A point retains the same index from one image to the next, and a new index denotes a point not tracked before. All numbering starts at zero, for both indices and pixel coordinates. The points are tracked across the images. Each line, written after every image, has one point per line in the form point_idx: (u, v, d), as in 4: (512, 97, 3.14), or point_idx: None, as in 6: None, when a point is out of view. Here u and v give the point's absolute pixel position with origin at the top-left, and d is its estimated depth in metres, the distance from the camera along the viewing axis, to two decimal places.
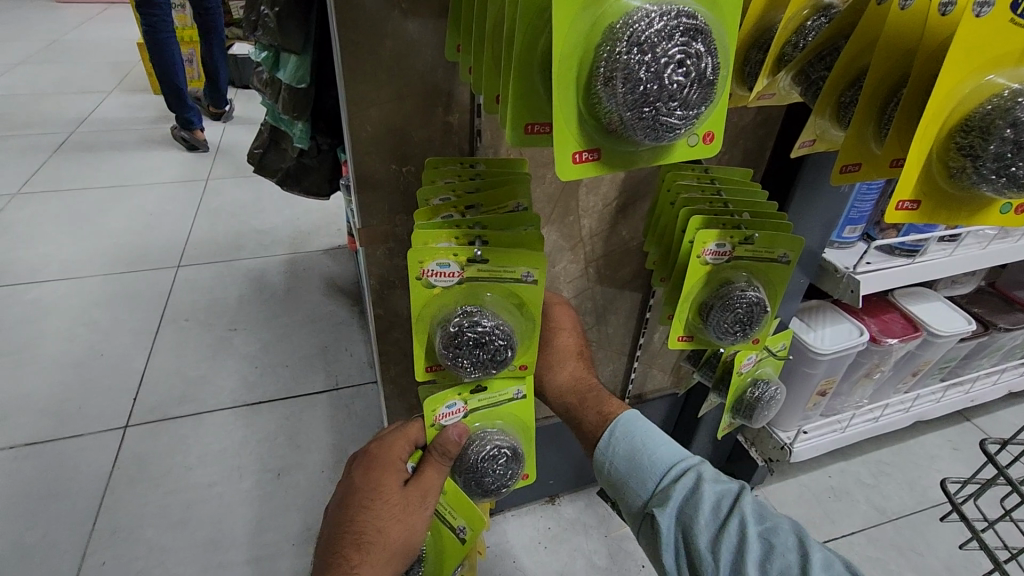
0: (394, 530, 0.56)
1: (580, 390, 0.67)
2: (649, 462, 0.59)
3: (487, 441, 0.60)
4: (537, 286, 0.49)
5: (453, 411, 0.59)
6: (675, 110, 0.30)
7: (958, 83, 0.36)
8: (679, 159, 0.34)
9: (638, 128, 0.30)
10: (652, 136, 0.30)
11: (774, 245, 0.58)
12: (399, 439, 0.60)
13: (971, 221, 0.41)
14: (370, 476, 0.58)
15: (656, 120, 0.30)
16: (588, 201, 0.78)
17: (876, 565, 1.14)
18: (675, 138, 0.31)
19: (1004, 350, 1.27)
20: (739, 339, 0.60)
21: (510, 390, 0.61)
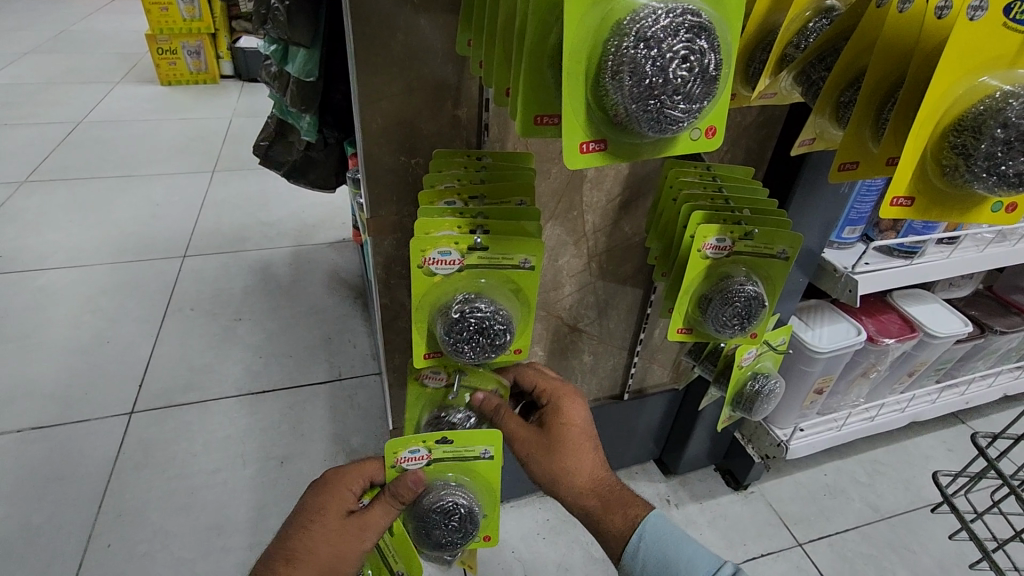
0: (325, 552, 0.58)
1: (601, 488, 0.63)
2: (684, 563, 0.60)
3: (443, 494, 0.58)
4: (533, 273, 0.50)
5: (416, 456, 0.58)
6: (678, 104, 0.32)
7: (952, 84, 0.37)
8: (682, 153, 0.35)
9: (643, 119, 0.31)
10: (656, 128, 0.32)
11: (773, 241, 0.59)
12: (354, 472, 0.61)
13: (964, 220, 0.42)
14: (320, 496, 0.60)
15: (660, 112, 0.31)
16: (592, 196, 0.80)
17: (868, 562, 1.16)
18: (678, 130, 0.33)
19: (1000, 353, 1.28)
20: (737, 332, 0.61)
21: (476, 447, 0.59)
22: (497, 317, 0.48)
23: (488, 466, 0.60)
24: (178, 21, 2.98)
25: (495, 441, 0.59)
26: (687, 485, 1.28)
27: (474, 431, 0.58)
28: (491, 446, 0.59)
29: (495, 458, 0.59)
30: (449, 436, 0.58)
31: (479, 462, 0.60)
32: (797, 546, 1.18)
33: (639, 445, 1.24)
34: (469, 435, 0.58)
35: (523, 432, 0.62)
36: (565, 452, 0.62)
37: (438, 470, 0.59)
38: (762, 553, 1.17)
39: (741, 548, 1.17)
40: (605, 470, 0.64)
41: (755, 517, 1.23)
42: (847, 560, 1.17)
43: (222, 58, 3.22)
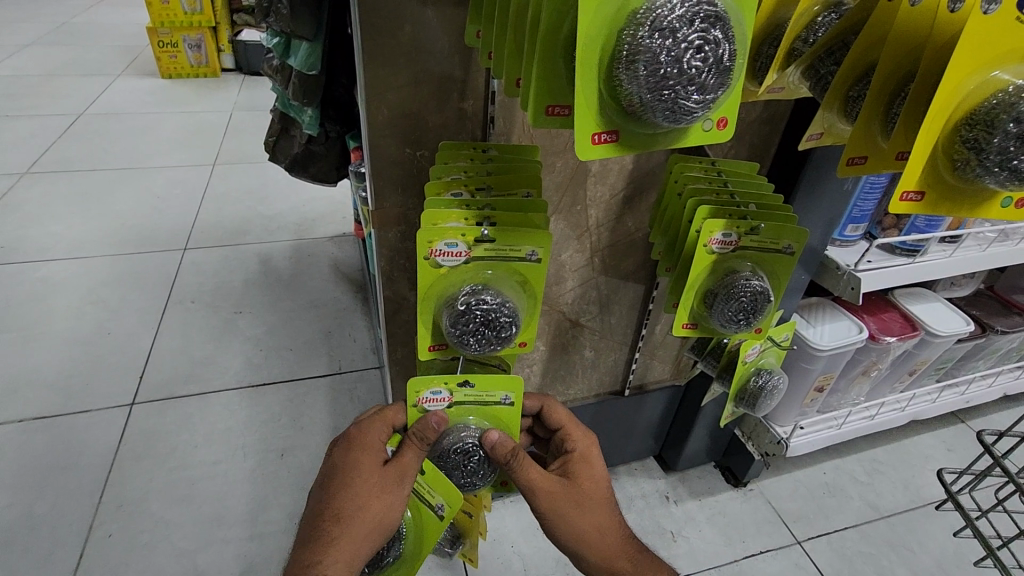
0: (373, 505, 0.57)
1: (619, 547, 0.63)
2: None
3: (463, 436, 0.58)
4: (540, 265, 0.50)
5: (437, 398, 0.58)
6: (693, 95, 0.31)
7: (964, 79, 0.37)
8: (694, 143, 0.35)
9: (657, 110, 0.31)
10: (670, 118, 0.32)
11: (779, 236, 0.59)
12: (377, 422, 0.61)
13: (973, 214, 0.42)
14: (351, 453, 0.60)
15: (674, 102, 0.31)
16: (596, 191, 0.80)
17: (868, 561, 1.17)
18: (692, 121, 0.32)
19: (1000, 353, 1.28)
20: (742, 328, 0.61)
21: (499, 392, 0.59)
22: (504, 308, 0.48)
23: (509, 412, 0.60)
24: (178, 14, 2.97)
25: (516, 388, 0.59)
26: (687, 482, 1.28)
27: (496, 376, 0.58)
28: (511, 392, 0.59)
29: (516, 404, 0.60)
30: (471, 382, 0.58)
31: (499, 409, 0.60)
32: (796, 543, 1.19)
33: (639, 441, 1.24)
34: (489, 382, 0.58)
35: (554, 484, 0.61)
36: (591, 505, 0.63)
37: (459, 414, 0.60)
38: (761, 550, 1.17)
39: (740, 545, 1.17)
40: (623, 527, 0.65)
41: (754, 514, 1.23)
42: (845, 557, 1.17)
43: (223, 51, 3.20)
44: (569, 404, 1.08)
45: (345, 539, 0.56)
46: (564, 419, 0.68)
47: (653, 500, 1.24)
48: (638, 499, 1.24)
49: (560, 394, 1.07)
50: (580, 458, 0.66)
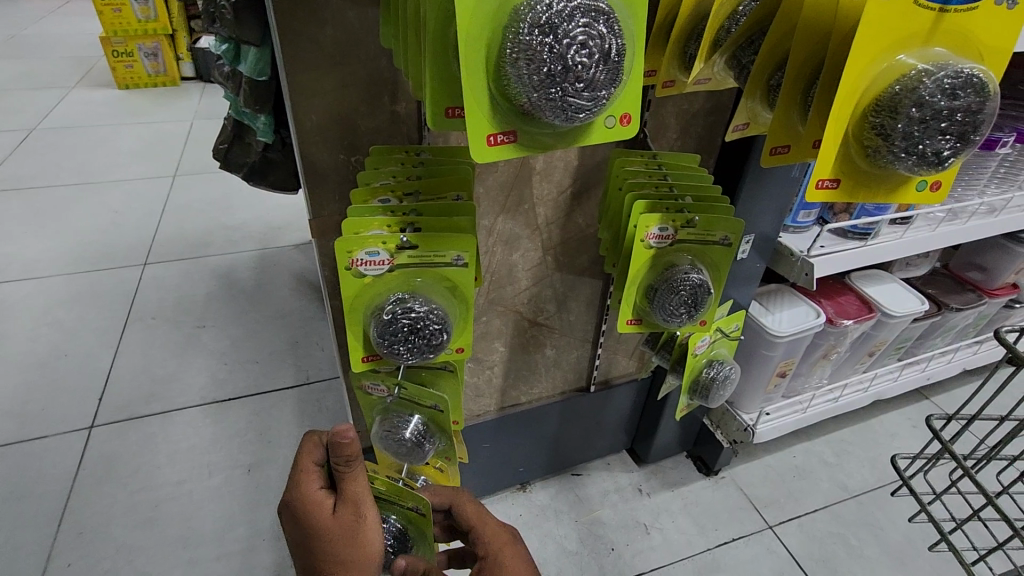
0: (353, 549, 0.56)
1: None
2: None
3: (396, 424, 0.59)
4: (468, 269, 0.48)
5: (376, 388, 0.60)
6: (582, 91, 0.30)
7: (869, 62, 0.36)
8: (597, 142, 0.34)
9: (547, 110, 0.30)
10: (562, 116, 0.31)
11: (716, 228, 0.59)
12: (305, 481, 0.58)
13: (891, 199, 0.42)
14: (300, 521, 0.57)
15: (563, 100, 0.30)
16: (543, 189, 0.79)
17: (837, 540, 1.18)
18: (586, 119, 0.31)
19: (957, 329, 1.31)
20: (686, 321, 0.61)
21: (428, 398, 0.59)
22: (429, 316, 0.47)
23: (443, 420, 0.60)
24: (132, 22, 2.90)
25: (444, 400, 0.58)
26: (660, 473, 1.28)
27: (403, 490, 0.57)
28: (439, 400, 0.58)
29: (446, 411, 0.59)
30: (403, 381, 0.59)
31: (434, 415, 0.60)
32: (767, 528, 1.20)
33: (611, 436, 1.24)
34: (420, 388, 0.59)
35: None
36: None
37: (400, 406, 0.61)
38: (733, 537, 1.18)
39: (713, 533, 1.18)
40: None
41: (725, 502, 1.24)
42: (815, 539, 1.19)
43: (181, 59, 3.13)
44: (535, 403, 1.08)
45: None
46: (472, 517, 0.64)
47: (628, 493, 1.24)
48: (612, 493, 1.24)
49: (526, 395, 1.06)
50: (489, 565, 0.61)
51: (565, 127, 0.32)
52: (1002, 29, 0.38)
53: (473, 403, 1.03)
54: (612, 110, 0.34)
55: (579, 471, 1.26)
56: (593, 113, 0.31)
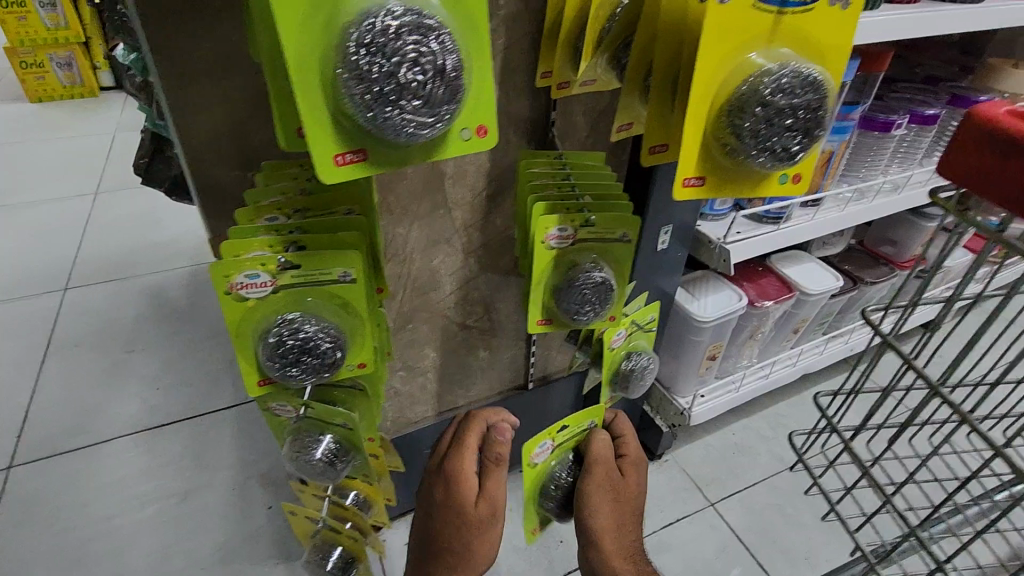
0: (481, 550, 0.72)
1: (630, 547, 0.76)
2: None
3: (309, 445, 0.58)
4: (357, 285, 0.48)
5: (284, 409, 0.57)
6: (421, 109, 0.30)
7: (716, 65, 0.38)
8: (454, 154, 0.35)
9: (388, 131, 0.30)
10: (402, 135, 0.30)
11: (614, 225, 0.59)
12: (461, 458, 0.74)
13: (755, 193, 0.43)
14: (453, 491, 0.72)
15: (402, 118, 0.30)
16: (457, 193, 0.79)
17: (773, 511, 1.24)
18: (432, 134, 0.31)
19: (874, 302, 1.38)
20: (593, 317, 0.62)
21: (338, 417, 0.58)
22: (317, 336, 0.46)
23: (355, 436, 0.59)
24: (40, 30, 2.72)
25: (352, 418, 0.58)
26: None
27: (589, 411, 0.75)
28: (349, 419, 0.58)
29: (356, 429, 0.58)
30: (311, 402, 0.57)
31: (345, 432, 0.59)
32: (709, 506, 1.24)
33: None
34: (329, 408, 0.58)
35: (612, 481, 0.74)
36: (624, 495, 0.76)
37: (310, 424, 0.59)
38: (678, 517, 1.21)
39: (658, 516, 1.21)
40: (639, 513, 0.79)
41: (669, 484, 1.27)
42: (754, 512, 1.24)
43: (99, 68, 2.96)
44: (474, 404, 1.08)
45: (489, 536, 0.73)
46: (621, 429, 0.82)
47: None
48: None
49: (464, 397, 1.06)
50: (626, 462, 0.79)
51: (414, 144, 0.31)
52: (838, 28, 0.39)
53: (410, 409, 1.02)
54: (467, 119, 0.34)
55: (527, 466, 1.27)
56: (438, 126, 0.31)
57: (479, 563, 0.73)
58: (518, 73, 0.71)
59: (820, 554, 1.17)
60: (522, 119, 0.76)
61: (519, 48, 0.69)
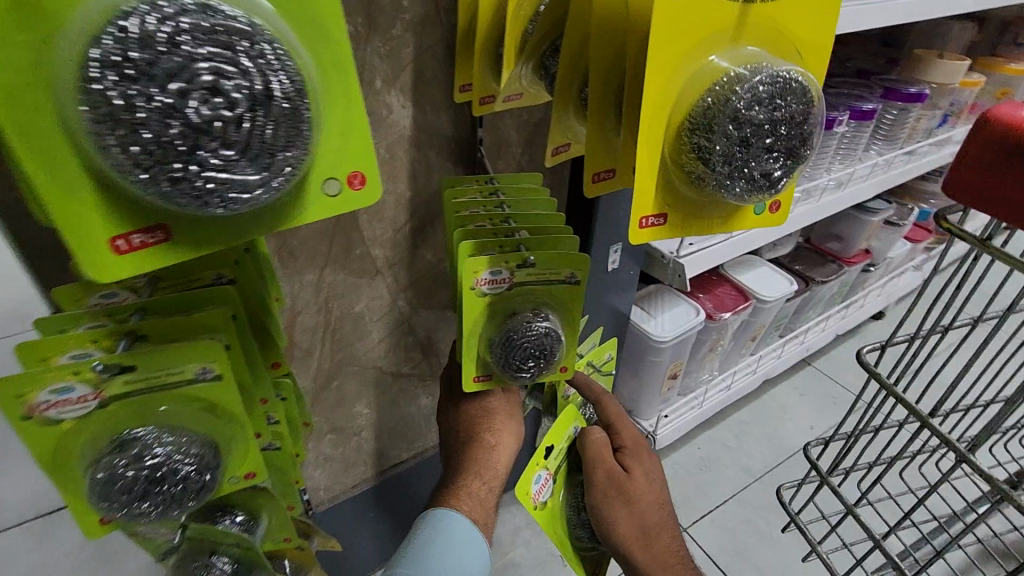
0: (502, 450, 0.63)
1: (671, 558, 0.61)
2: None
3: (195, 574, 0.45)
4: (223, 383, 0.35)
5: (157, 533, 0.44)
6: (222, 160, 0.24)
7: (669, 72, 0.29)
8: (314, 213, 0.29)
9: (176, 186, 0.24)
10: (206, 202, 0.25)
11: (556, 263, 0.49)
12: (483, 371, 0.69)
13: (728, 228, 0.34)
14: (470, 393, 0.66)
15: (198, 178, 0.24)
16: (375, 229, 0.67)
17: (748, 528, 1.18)
18: (261, 195, 0.26)
19: (826, 299, 1.36)
20: (540, 373, 0.52)
21: (231, 535, 0.45)
22: (171, 459, 0.35)
23: (257, 554, 0.47)
24: None
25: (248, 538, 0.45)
26: None
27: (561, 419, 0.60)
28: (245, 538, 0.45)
29: (255, 548, 0.46)
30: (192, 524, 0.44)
31: (243, 549, 0.47)
32: (683, 531, 1.17)
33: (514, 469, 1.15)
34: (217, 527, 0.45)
35: (611, 473, 0.59)
36: (639, 500, 0.60)
37: (197, 543, 0.46)
38: None
39: None
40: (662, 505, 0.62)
41: None
42: (728, 533, 1.18)
43: None
44: (421, 455, 0.96)
45: (492, 466, 0.62)
46: (614, 415, 0.64)
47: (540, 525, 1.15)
48: (526, 528, 1.15)
49: (408, 450, 0.94)
50: (630, 455, 0.62)
51: (235, 206, 0.26)
52: (816, 21, 0.31)
53: (345, 472, 0.89)
54: (325, 173, 0.28)
55: None
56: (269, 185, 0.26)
57: (485, 509, 0.59)
58: (435, 85, 0.61)
59: (798, 571, 1.13)
60: (445, 139, 0.65)
61: (433, 57, 0.59)
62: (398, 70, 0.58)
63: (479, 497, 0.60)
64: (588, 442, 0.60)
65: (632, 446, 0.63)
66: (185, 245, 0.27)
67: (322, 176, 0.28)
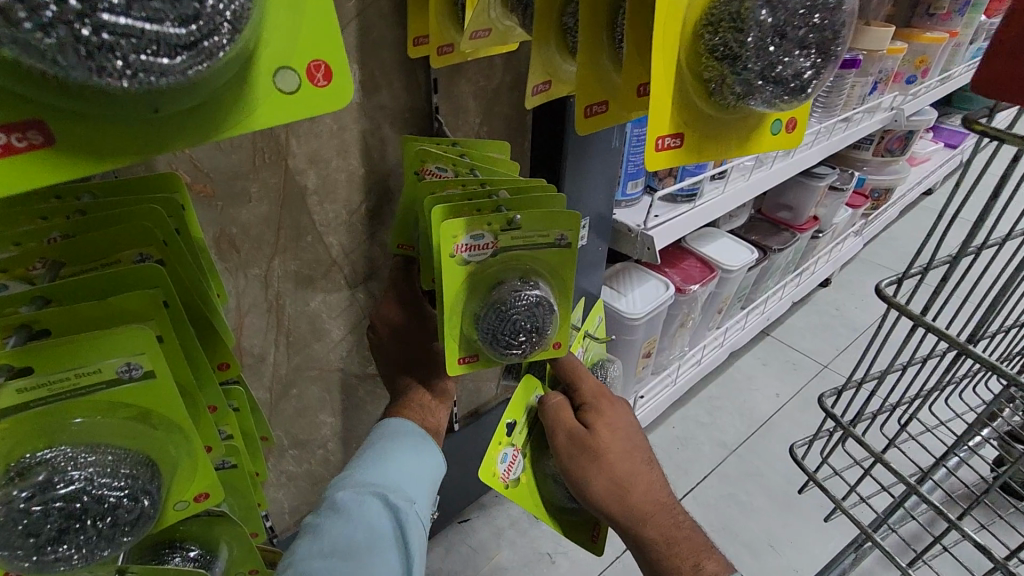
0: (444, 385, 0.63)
1: (661, 513, 0.53)
2: None
3: None
4: (154, 381, 0.28)
5: None
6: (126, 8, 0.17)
7: None
8: (264, 110, 0.22)
9: (47, 36, 0.17)
10: (108, 71, 0.18)
11: (541, 222, 0.44)
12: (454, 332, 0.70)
13: (745, 152, 0.31)
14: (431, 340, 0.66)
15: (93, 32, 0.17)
16: (326, 213, 0.60)
17: (730, 501, 1.18)
18: (187, 66, 0.19)
19: (782, 268, 1.38)
20: (529, 349, 0.46)
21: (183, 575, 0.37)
22: (94, 483, 0.27)
23: None
24: None
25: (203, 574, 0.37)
26: None
27: (516, 392, 0.56)
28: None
29: None
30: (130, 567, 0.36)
31: None
32: None
33: None
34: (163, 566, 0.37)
35: (569, 433, 0.53)
36: (608, 454, 0.53)
37: None
38: None
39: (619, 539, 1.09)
40: (641, 457, 0.55)
41: None
42: (711, 508, 1.16)
43: None
44: None
45: (449, 384, 0.64)
46: (573, 370, 0.58)
47: (522, 523, 1.09)
48: (508, 529, 1.09)
49: None
50: (594, 410, 0.56)
51: (151, 79, 0.18)
52: None
53: (311, 491, 0.81)
54: (278, 60, 0.22)
55: (465, 516, 1.09)
56: (200, 55, 0.19)
57: (438, 420, 0.61)
58: (384, 46, 0.54)
59: (783, 538, 1.13)
60: (398, 107, 0.59)
61: (380, 13, 0.52)
62: (341, 26, 0.51)
63: (435, 408, 0.61)
64: (544, 408, 0.56)
65: (595, 398, 0.56)
66: (85, 151, 0.20)
67: (273, 65, 0.22)
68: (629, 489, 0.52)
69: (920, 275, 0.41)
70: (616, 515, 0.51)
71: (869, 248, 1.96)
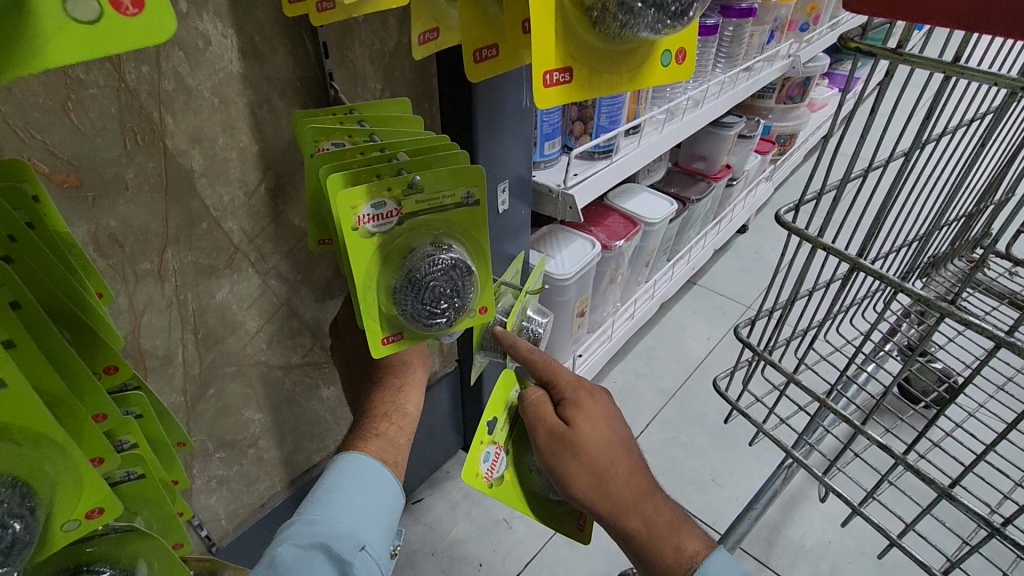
0: (404, 408, 0.59)
1: (640, 500, 0.56)
2: None
3: None
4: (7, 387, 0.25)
5: None
6: None
7: None
8: (56, 46, 0.19)
9: None
10: None
11: (448, 183, 0.42)
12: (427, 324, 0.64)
13: (635, 86, 0.30)
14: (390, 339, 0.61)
15: None
16: (220, 196, 0.55)
17: (673, 444, 1.23)
18: None
19: (702, 217, 1.43)
20: (449, 318, 0.45)
21: None
22: None
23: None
24: None
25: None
26: None
27: (495, 388, 0.56)
28: None
29: None
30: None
31: None
32: None
33: (440, 445, 1.08)
34: None
35: (550, 427, 0.55)
36: (590, 450, 0.55)
37: None
38: None
39: None
40: (620, 446, 0.57)
41: None
42: (656, 452, 1.22)
43: None
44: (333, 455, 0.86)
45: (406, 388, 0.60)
46: (548, 364, 0.58)
47: (476, 494, 1.10)
48: (462, 501, 1.09)
49: (318, 452, 0.83)
50: (574, 403, 0.57)
51: None
52: None
53: (247, 494, 0.77)
54: None
55: (419, 495, 1.08)
56: None
57: (397, 451, 0.57)
58: (260, 7, 0.50)
59: (722, 470, 1.19)
60: (286, 76, 0.55)
61: None
62: None
63: (391, 438, 0.57)
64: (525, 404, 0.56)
65: (574, 394, 0.58)
66: None
67: None
68: (610, 481, 0.55)
69: (814, 201, 0.43)
70: (596, 505, 0.55)
71: (781, 191, 2.07)
